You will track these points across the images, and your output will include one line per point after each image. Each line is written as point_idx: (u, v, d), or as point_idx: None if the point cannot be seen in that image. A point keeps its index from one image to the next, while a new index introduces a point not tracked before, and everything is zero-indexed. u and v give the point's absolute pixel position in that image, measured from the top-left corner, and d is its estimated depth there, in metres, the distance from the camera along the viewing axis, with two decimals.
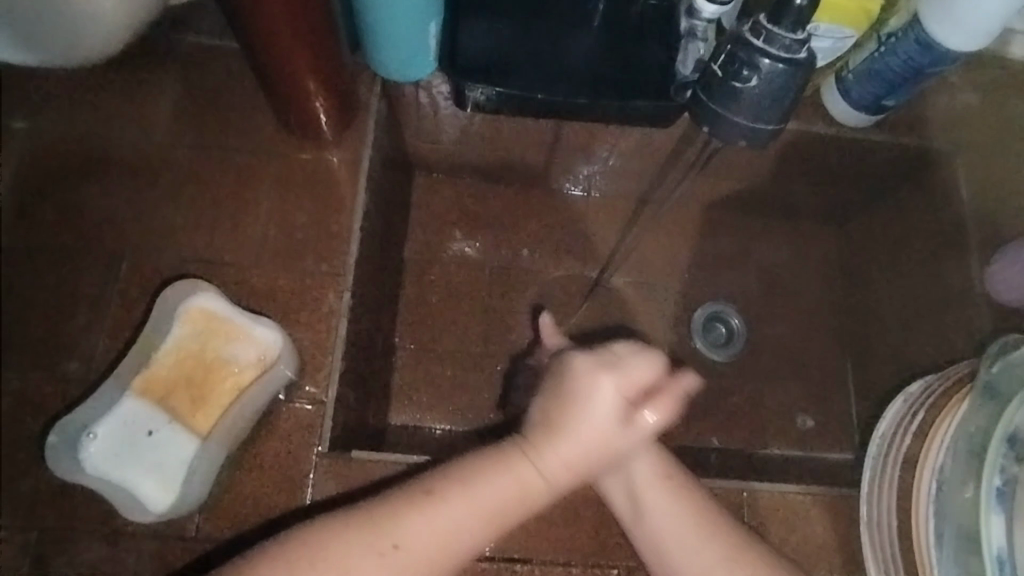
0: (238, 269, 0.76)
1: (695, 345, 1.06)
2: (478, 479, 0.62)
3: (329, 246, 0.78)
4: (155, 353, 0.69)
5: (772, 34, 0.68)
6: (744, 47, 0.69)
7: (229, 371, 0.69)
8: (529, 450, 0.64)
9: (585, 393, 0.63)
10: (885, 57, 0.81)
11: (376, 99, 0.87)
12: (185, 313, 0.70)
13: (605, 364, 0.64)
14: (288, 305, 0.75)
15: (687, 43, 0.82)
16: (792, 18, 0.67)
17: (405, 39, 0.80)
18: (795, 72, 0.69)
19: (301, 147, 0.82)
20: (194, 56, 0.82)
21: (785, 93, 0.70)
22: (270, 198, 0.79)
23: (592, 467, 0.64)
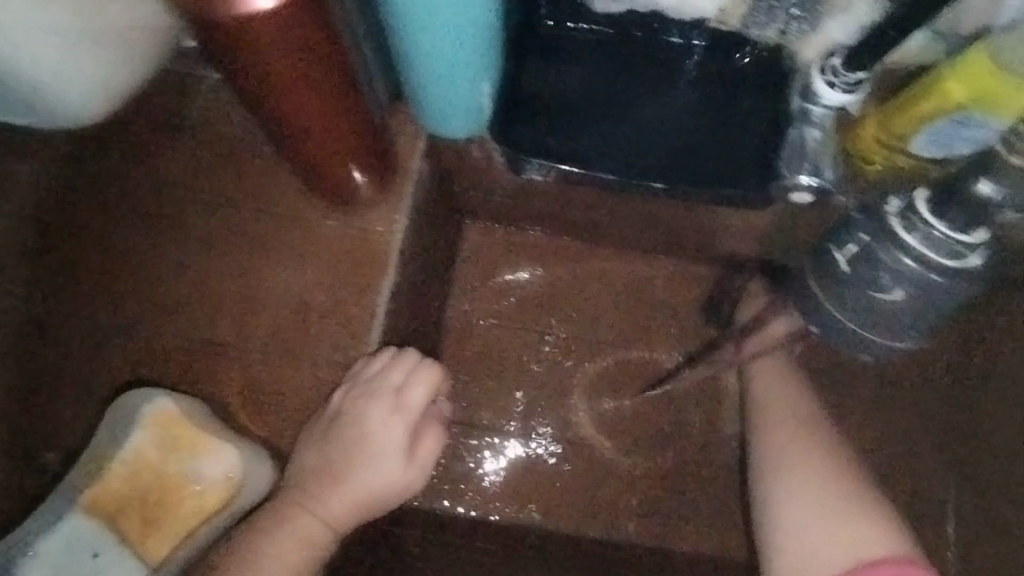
0: (245, 354, 0.67)
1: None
2: (263, 537, 0.60)
3: (345, 332, 0.68)
4: (111, 463, 0.62)
5: (931, 228, 0.66)
6: (886, 241, 0.68)
7: (190, 489, 0.62)
8: (309, 504, 0.62)
9: (347, 407, 0.65)
10: (978, 177, 0.65)
11: (418, 158, 0.75)
12: (147, 420, 0.62)
13: (372, 385, 0.65)
14: (295, 399, 0.67)
15: (798, 133, 0.67)
16: (962, 208, 0.65)
17: (446, 94, 0.66)
18: (949, 280, 0.68)
19: (326, 212, 0.72)
20: (222, 99, 0.73)
21: (928, 308, 0.72)
22: (287, 270, 0.70)
23: (383, 492, 0.65)
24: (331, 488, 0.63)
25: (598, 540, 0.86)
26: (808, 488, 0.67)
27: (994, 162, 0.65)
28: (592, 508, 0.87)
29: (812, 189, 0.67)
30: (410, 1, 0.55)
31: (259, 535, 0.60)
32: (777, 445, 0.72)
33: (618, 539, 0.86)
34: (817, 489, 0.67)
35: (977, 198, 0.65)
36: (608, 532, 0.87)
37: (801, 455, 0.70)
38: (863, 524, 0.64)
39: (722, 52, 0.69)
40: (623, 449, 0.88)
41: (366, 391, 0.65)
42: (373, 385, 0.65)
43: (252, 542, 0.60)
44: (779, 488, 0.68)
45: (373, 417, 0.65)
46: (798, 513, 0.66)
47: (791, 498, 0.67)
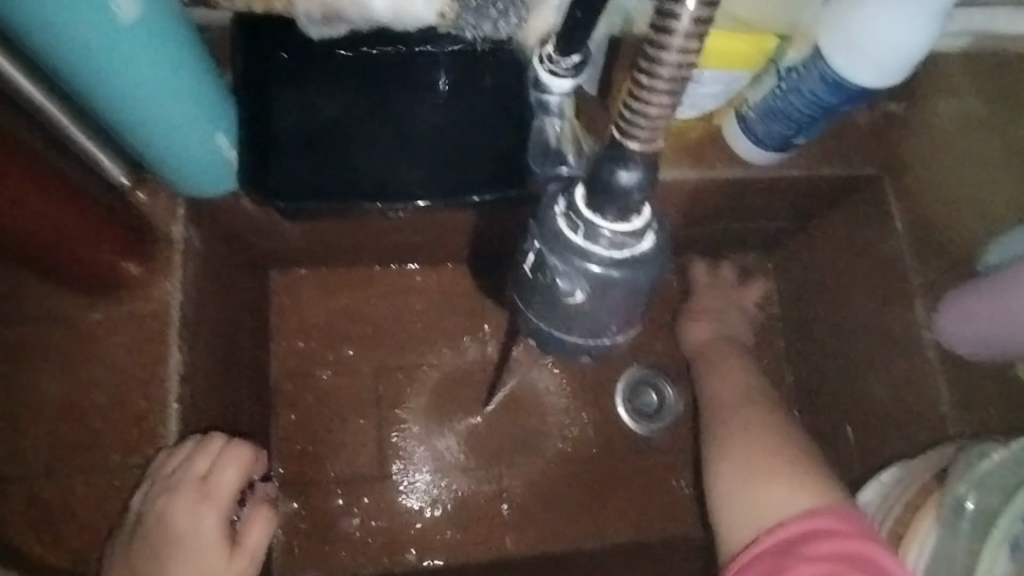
0: (25, 483, 0.60)
1: (620, 412, 0.91)
2: None
3: (138, 429, 0.62)
4: None
5: (593, 228, 0.39)
6: (559, 246, 0.40)
7: None
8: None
9: (149, 511, 0.60)
10: (609, 161, 0.36)
11: (183, 224, 0.69)
12: None
13: (168, 483, 0.61)
14: (94, 521, 0.60)
15: (539, 123, 0.62)
16: (616, 204, 0.38)
17: (184, 152, 0.61)
18: (636, 276, 0.40)
19: (89, 305, 0.65)
20: None
21: (622, 307, 0.42)
22: (57, 379, 0.63)
23: None
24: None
25: (481, 555, 0.84)
26: (770, 468, 0.63)
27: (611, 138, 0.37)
28: (468, 525, 0.85)
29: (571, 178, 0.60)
30: (82, 59, 0.51)
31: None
32: (753, 443, 0.67)
33: (500, 547, 0.85)
34: (794, 471, 0.62)
35: (614, 197, 0.37)
36: (489, 544, 0.85)
37: (748, 440, 0.67)
38: (779, 482, 0.61)
39: (474, 57, 0.66)
40: (484, 462, 0.87)
41: (165, 487, 0.60)
42: (176, 482, 0.61)
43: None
44: (732, 474, 0.64)
45: (180, 512, 0.61)
46: (776, 492, 0.61)
47: (733, 491, 0.63)
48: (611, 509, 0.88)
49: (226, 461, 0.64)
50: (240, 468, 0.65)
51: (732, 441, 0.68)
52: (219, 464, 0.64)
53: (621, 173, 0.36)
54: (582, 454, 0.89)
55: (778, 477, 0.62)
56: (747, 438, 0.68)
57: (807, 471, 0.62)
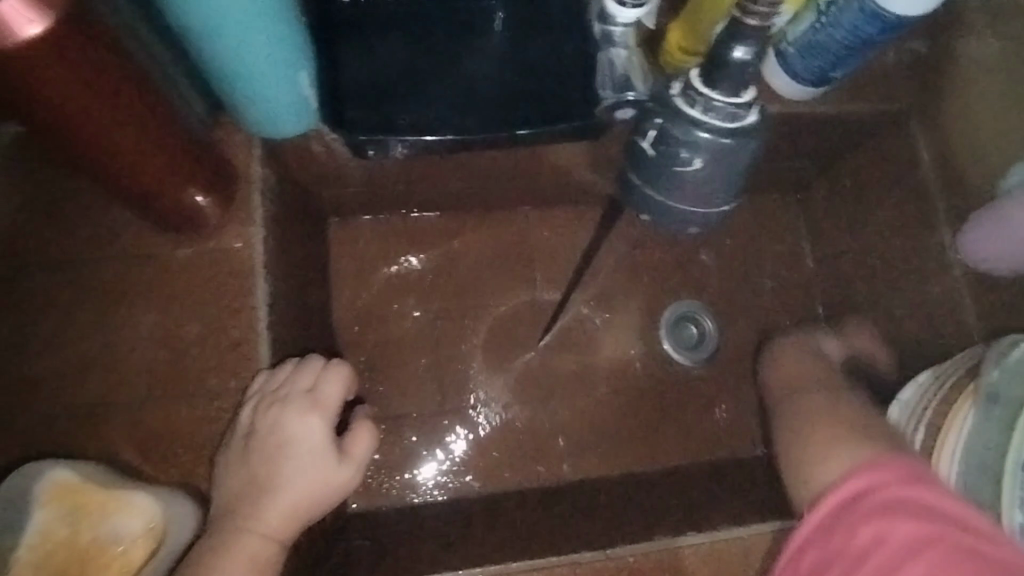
0: (131, 406, 0.64)
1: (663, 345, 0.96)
2: (219, 551, 0.56)
3: (232, 356, 0.66)
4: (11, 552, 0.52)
5: (709, 101, 0.60)
6: (676, 119, 0.63)
7: (111, 555, 0.54)
8: (244, 524, 0.58)
9: (261, 415, 0.62)
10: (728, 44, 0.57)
11: (258, 166, 0.73)
12: (42, 496, 0.53)
13: (274, 393, 0.63)
14: (198, 440, 0.64)
15: (605, 55, 0.73)
16: (730, 76, 0.58)
17: (271, 93, 0.66)
18: (736, 142, 0.63)
19: (177, 242, 0.68)
20: (28, 156, 0.68)
21: (731, 170, 0.66)
22: (152, 311, 0.66)
23: (323, 492, 0.61)
24: (264, 504, 0.59)
25: (537, 479, 0.90)
26: (831, 437, 0.64)
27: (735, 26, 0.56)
28: (524, 452, 0.90)
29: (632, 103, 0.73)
30: (201, 4, 0.55)
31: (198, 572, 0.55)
32: (818, 450, 0.64)
33: (555, 471, 0.90)
34: (846, 431, 0.64)
35: (732, 66, 0.58)
36: (544, 469, 0.90)
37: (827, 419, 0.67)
38: (840, 456, 0.62)
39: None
40: (536, 394, 0.92)
41: (273, 396, 0.63)
42: (281, 393, 0.63)
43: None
44: (796, 444, 0.66)
45: (285, 421, 0.62)
46: (834, 454, 0.62)
47: (820, 458, 0.63)
48: (657, 433, 0.93)
49: (332, 374, 0.66)
50: (344, 380, 0.66)
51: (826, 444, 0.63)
52: (322, 378, 0.65)
53: (736, 54, 0.57)
54: (629, 386, 0.94)
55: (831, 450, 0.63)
56: (823, 438, 0.64)
57: (858, 438, 0.62)
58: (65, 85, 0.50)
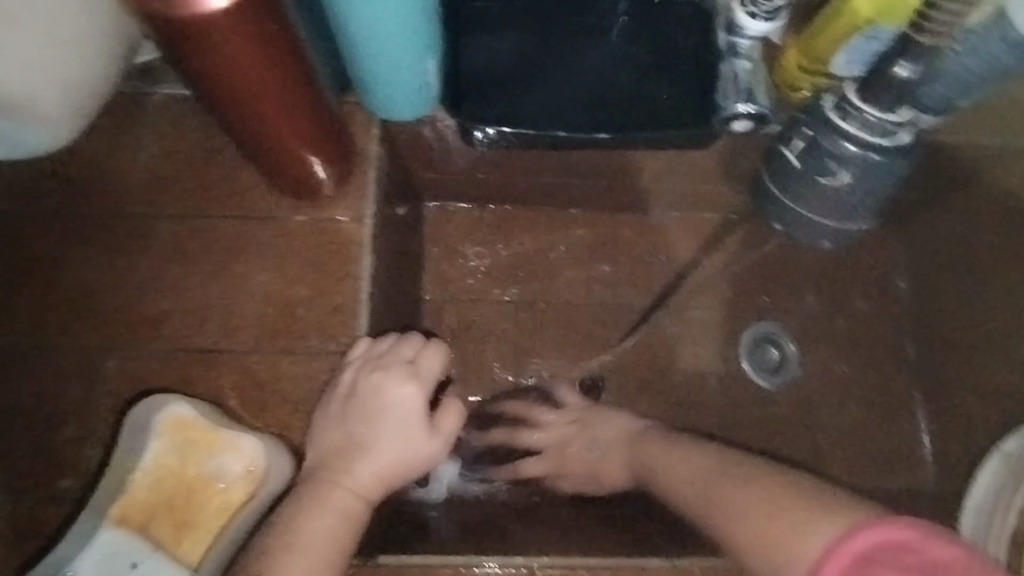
0: (239, 355, 0.69)
1: (743, 365, 0.94)
2: (317, 500, 0.61)
3: (334, 320, 0.70)
4: (132, 473, 0.63)
5: (860, 112, 0.71)
6: (828, 133, 0.73)
7: (215, 488, 0.63)
8: (337, 478, 0.62)
9: (365, 378, 0.66)
10: (897, 56, 0.66)
11: (373, 144, 0.76)
12: (161, 427, 0.63)
13: (377, 360, 0.67)
14: (294, 395, 0.68)
15: (731, 66, 0.75)
16: (890, 93, 0.69)
17: (397, 81, 0.70)
18: (885, 157, 0.73)
19: (295, 209, 0.73)
20: (172, 115, 0.74)
21: (874, 189, 0.77)
22: (265, 269, 0.71)
23: (412, 461, 0.66)
24: (355, 462, 0.63)
25: None
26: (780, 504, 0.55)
27: (906, 39, 0.66)
28: None
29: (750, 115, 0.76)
30: None
31: (295, 517, 0.59)
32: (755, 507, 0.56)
33: None
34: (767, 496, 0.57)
35: (892, 80, 0.68)
36: None
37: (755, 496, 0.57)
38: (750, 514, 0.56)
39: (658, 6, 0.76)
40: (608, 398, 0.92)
41: (376, 361, 0.67)
42: (385, 357, 0.67)
43: (290, 527, 0.58)
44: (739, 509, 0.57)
45: (388, 387, 0.66)
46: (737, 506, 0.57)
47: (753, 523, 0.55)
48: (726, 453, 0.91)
49: (428, 352, 0.70)
50: (438, 361, 0.70)
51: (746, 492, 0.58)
52: (420, 355, 0.70)
53: (899, 73, 0.67)
54: (704, 401, 0.93)
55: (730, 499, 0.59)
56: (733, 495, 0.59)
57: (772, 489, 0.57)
58: (238, 42, 0.56)
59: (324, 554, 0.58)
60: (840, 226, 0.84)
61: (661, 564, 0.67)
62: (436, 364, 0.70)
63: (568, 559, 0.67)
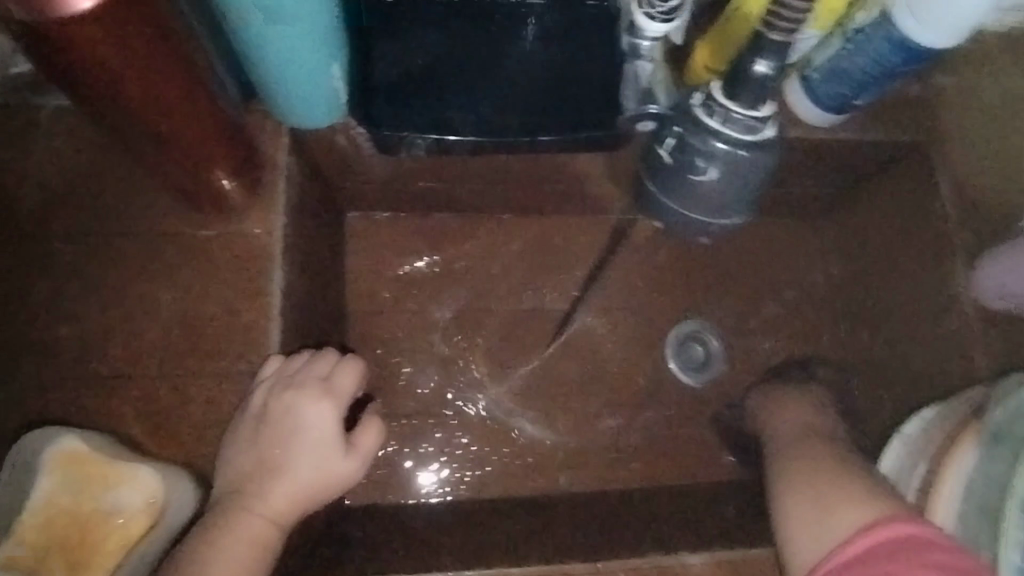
0: (145, 379, 0.65)
1: (670, 365, 0.95)
2: (224, 529, 0.57)
3: (246, 337, 0.67)
4: (18, 515, 0.57)
5: (729, 113, 0.67)
6: (695, 129, 0.69)
7: (114, 524, 0.58)
8: (248, 505, 0.59)
9: (275, 398, 0.63)
10: (751, 56, 0.63)
11: (284, 153, 0.74)
12: (48, 461, 0.58)
13: (288, 378, 0.64)
14: (205, 418, 0.65)
15: (632, 68, 0.75)
16: (751, 92, 0.65)
17: (303, 86, 0.68)
18: (753, 153, 0.69)
19: (201, 223, 0.70)
20: (64, 129, 0.70)
21: (745, 178, 0.73)
22: (171, 287, 0.67)
23: (330, 481, 0.63)
24: (267, 488, 0.60)
25: (537, 488, 0.89)
26: (822, 490, 0.59)
27: (756, 39, 0.63)
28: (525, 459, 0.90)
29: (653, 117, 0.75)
30: None
31: (200, 548, 0.56)
32: (805, 506, 0.58)
33: (554, 482, 0.89)
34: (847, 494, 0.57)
35: (754, 79, 0.64)
36: (544, 479, 0.89)
37: (813, 478, 0.60)
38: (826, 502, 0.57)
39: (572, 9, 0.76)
40: (542, 403, 0.92)
41: (287, 380, 0.64)
42: (296, 376, 0.64)
43: (194, 559, 0.55)
44: (796, 477, 0.62)
45: (300, 405, 0.63)
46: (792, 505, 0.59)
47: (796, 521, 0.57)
48: (659, 451, 0.92)
49: (344, 368, 0.68)
50: (355, 374, 0.68)
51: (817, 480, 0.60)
52: (336, 371, 0.67)
53: (756, 69, 0.63)
54: (632, 399, 0.93)
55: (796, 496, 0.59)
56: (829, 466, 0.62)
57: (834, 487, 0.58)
58: (111, 52, 0.52)
59: None
60: (710, 219, 0.82)
61: (585, 569, 0.68)
62: (353, 379, 0.67)
63: (494, 570, 0.66)
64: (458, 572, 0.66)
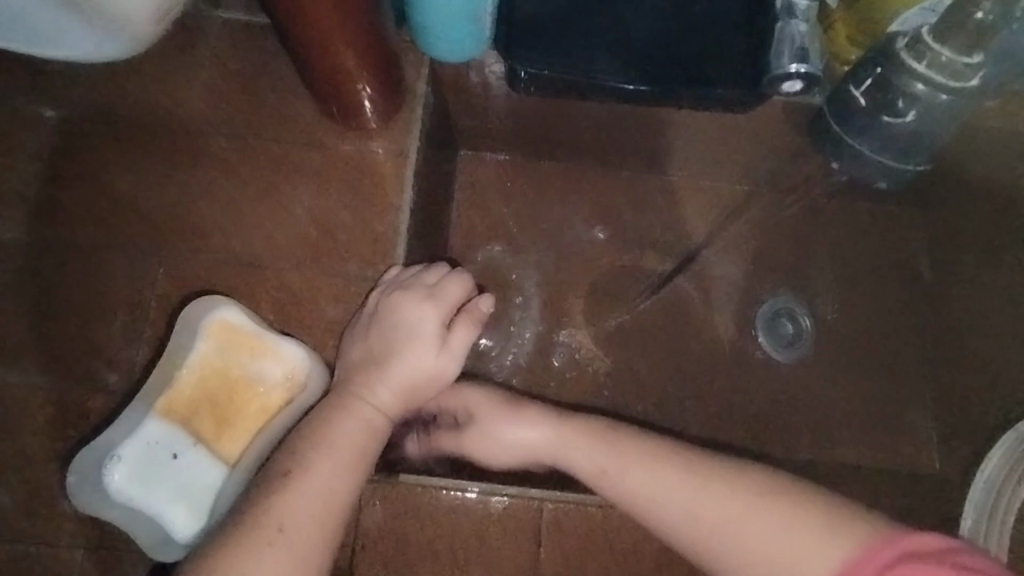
0: (280, 275, 0.71)
1: (758, 338, 0.95)
2: (342, 410, 0.61)
3: (373, 249, 0.72)
4: (179, 370, 0.65)
5: (935, 56, 0.72)
6: (897, 69, 0.74)
7: (256, 391, 0.66)
8: (362, 394, 0.62)
9: (391, 301, 0.67)
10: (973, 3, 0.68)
11: (422, 82, 0.78)
12: (208, 327, 0.66)
13: (403, 284, 0.68)
14: (330, 316, 0.70)
15: (788, 26, 0.71)
16: (961, 38, 0.70)
17: (457, 20, 0.71)
18: (953, 99, 0.74)
19: (343, 138, 0.74)
20: (228, 37, 0.76)
21: (938, 124, 0.78)
22: (310, 194, 0.73)
23: (435, 380, 0.66)
24: (379, 379, 0.63)
25: None
26: (716, 493, 0.53)
27: None
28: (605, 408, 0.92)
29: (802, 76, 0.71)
30: None
31: (321, 422, 0.60)
32: (708, 523, 0.52)
33: None
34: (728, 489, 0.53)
35: (969, 26, 0.69)
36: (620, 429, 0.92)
37: (689, 487, 0.54)
38: (732, 515, 0.51)
39: None
40: (626, 355, 0.93)
41: (402, 286, 0.68)
42: (408, 282, 0.68)
43: (314, 431, 0.59)
44: (674, 484, 0.54)
45: (412, 307, 0.66)
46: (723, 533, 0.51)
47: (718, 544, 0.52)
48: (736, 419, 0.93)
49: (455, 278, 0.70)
50: (463, 284, 0.70)
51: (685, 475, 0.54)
52: (447, 278, 0.69)
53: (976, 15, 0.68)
54: (719, 368, 0.94)
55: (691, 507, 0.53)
56: (614, 456, 0.59)
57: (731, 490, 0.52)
58: None
59: (349, 458, 0.58)
60: (895, 163, 0.86)
61: None
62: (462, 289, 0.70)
63: (580, 497, 0.70)
64: (548, 493, 0.70)
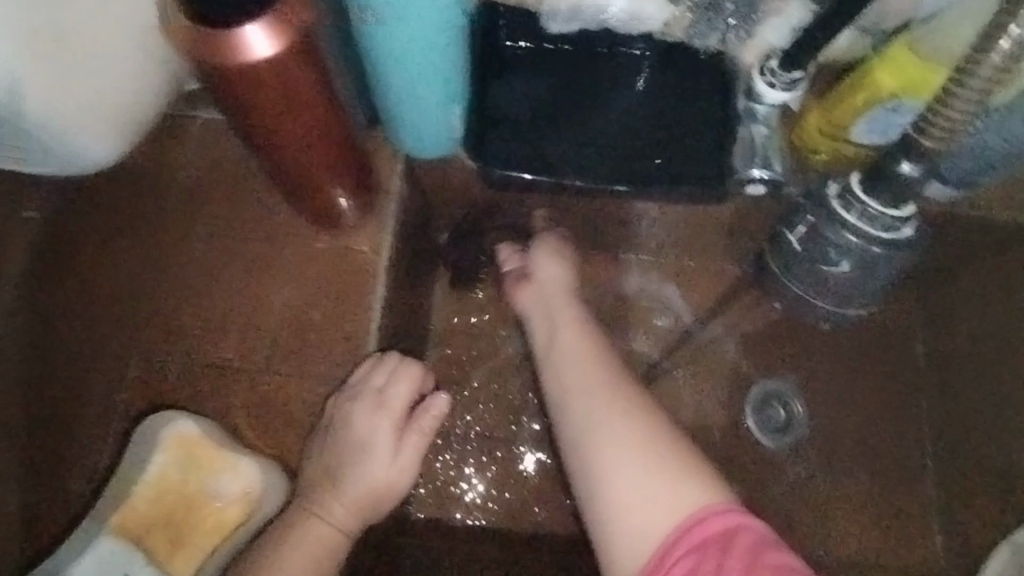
0: (250, 375, 0.70)
1: (746, 422, 0.89)
2: (298, 529, 0.64)
3: (344, 349, 0.71)
4: (134, 486, 0.65)
5: (865, 208, 0.71)
6: (830, 221, 0.74)
7: (212, 507, 0.65)
8: (318, 510, 0.66)
9: (343, 409, 0.68)
10: (900, 158, 0.66)
11: (398, 178, 0.78)
12: (163, 444, 0.65)
13: (356, 390, 0.69)
14: (298, 419, 0.69)
15: (748, 131, 0.76)
16: (892, 189, 0.69)
17: (423, 122, 0.72)
18: (886, 250, 0.73)
19: (318, 235, 0.75)
20: (207, 136, 0.77)
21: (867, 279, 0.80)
22: (282, 292, 0.72)
23: (390, 484, 0.69)
24: (333, 498, 0.66)
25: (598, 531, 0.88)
26: (658, 469, 0.62)
27: (910, 140, 0.65)
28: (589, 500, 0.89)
29: (765, 180, 0.76)
30: (394, 38, 0.62)
31: (276, 545, 0.63)
32: (636, 472, 0.62)
33: None
34: (657, 452, 0.63)
35: (899, 177, 0.67)
36: None
37: (640, 449, 0.63)
38: (666, 484, 0.61)
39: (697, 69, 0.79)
40: None
41: (355, 391, 0.69)
42: (359, 387, 0.69)
43: (271, 556, 0.62)
44: (628, 460, 0.63)
45: (361, 415, 0.68)
46: (620, 476, 0.62)
47: (658, 503, 0.60)
48: None
49: (405, 374, 0.71)
50: (411, 379, 0.71)
51: (631, 424, 0.65)
52: (395, 378, 0.70)
53: (903, 168, 0.67)
54: None
55: (644, 473, 0.62)
56: (576, 340, 0.73)
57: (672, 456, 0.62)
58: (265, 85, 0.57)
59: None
60: (836, 308, 0.88)
61: None
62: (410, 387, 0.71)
63: None
64: None
